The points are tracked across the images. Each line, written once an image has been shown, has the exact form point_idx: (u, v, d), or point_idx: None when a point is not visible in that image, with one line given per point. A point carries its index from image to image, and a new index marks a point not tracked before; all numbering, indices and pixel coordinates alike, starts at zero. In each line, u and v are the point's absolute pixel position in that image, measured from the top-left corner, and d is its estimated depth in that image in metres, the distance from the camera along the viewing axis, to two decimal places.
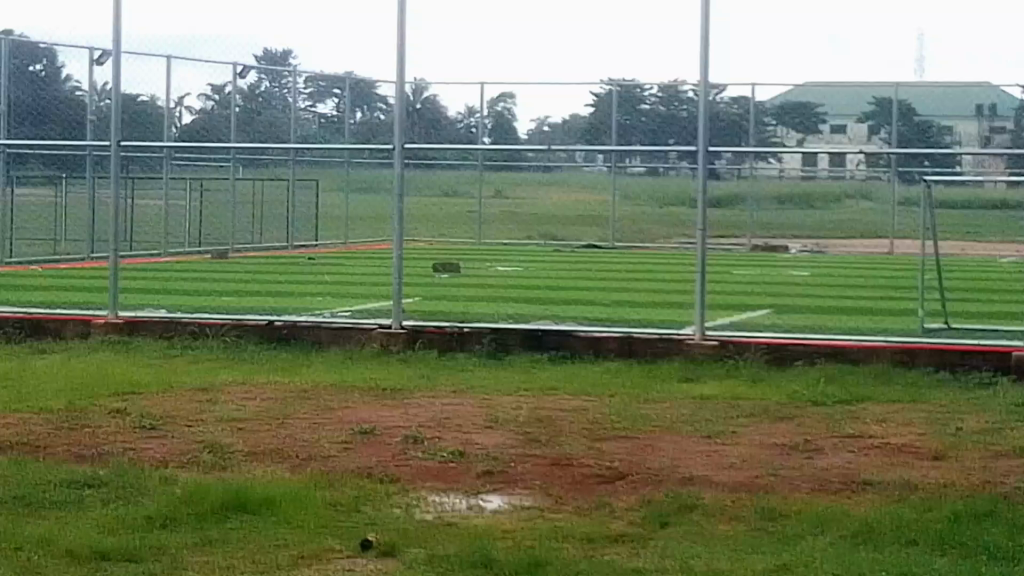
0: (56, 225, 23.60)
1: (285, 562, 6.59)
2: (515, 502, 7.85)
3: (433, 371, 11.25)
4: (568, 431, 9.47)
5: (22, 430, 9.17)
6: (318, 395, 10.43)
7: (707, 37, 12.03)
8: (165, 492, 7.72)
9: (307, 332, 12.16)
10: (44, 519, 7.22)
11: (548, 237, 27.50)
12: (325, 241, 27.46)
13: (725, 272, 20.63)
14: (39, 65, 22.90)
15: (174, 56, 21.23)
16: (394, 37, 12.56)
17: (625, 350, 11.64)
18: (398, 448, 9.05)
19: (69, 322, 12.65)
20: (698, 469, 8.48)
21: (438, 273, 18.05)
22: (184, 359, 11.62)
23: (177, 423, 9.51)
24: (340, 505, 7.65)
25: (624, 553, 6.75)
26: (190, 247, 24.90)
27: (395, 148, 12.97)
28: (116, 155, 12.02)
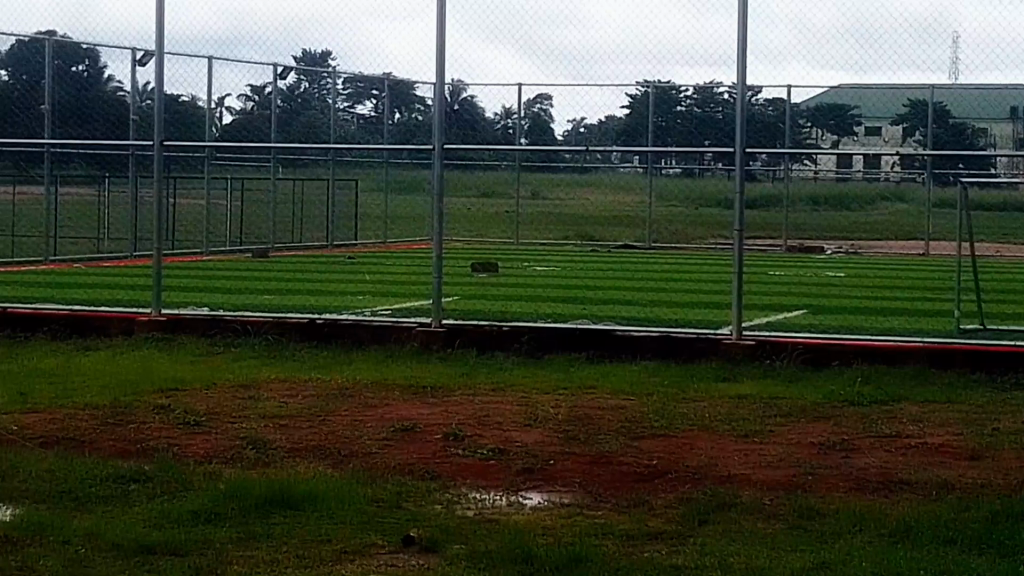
0: (101, 223, 23.81)
1: (328, 556, 6.70)
2: (555, 498, 7.97)
3: (471, 369, 11.36)
4: (607, 429, 9.59)
5: (70, 426, 9.36)
6: (359, 393, 10.54)
7: (746, 38, 12.10)
8: (209, 487, 7.87)
9: (346, 330, 12.27)
10: (92, 512, 7.40)
11: (583, 237, 27.96)
12: (364, 240, 27.75)
13: (762, 271, 20.88)
14: (80, 65, 22.63)
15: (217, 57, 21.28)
16: (435, 36, 12.64)
17: (661, 350, 11.70)
18: (438, 445, 9.17)
19: (114, 319, 12.75)
20: (736, 467, 8.59)
21: (477, 272, 18.22)
22: (226, 356, 11.75)
23: (221, 420, 9.65)
24: (382, 501, 7.76)
25: (663, 548, 6.87)
26: (232, 246, 24.92)
27: (436, 145, 13.02)
28: (160, 153, 12.13)
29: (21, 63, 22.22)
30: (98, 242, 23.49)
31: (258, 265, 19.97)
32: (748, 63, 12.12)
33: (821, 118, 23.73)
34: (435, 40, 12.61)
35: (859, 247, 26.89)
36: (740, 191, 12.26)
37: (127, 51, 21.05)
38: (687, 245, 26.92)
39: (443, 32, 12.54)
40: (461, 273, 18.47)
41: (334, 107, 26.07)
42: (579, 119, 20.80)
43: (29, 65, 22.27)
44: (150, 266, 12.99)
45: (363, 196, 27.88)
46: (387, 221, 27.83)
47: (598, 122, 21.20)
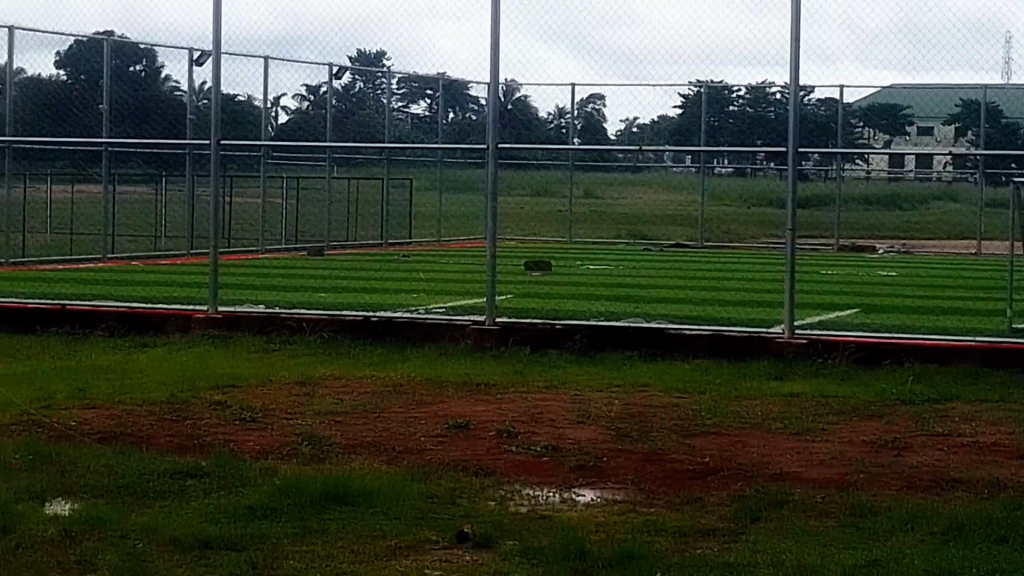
0: (157, 221, 24.06)
1: (383, 552, 6.79)
2: (608, 495, 8.04)
3: (525, 366, 11.44)
4: (659, 426, 9.65)
5: (129, 421, 9.49)
6: (413, 390, 10.63)
7: (798, 39, 12.14)
8: (266, 483, 7.97)
9: (399, 327, 12.36)
10: (151, 507, 7.51)
11: (636, 236, 28.04)
12: (418, 238, 27.91)
13: (814, 271, 20.67)
14: (138, 66, 22.86)
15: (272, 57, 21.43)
16: (488, 36, 12.73)
17: (713, 348, 11.75)
18: (492, 442, 9.25)
19: (171, 317, 12.88)
20: (789, 465, 8.64)
21: (531, 271, 18.30)
22: (281, 353, 11.87)
23: (277, 416, 9.76)
24: (437, 497, 7.84)
25: (715, 546, 6.94)
26: (287, 245, 25.09)
27: (489, 145, 13.11)
28: (216, 151, 12.26)
29: (79, 61, 22.16)
30: (156, 240, 23.71)
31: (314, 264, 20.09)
32: (799, 63, 12.16)
33: (873, 118, 23.72)
34: (488, 40, 12.69)
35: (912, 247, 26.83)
36: (792, 191, 12.30)
37: (184, 50, 21.22)
38: (739, 245, 26.97)
39: (497, 32, 12.62)
40: (514, 271, 18.57)
41: (389, 107, 26.14)
42: (632, 119, 20.83)
43: (86, 62, 22.22)
44: (207, 265, 13.12)
45: (418, 195, 27.99)
46: (442, 220, 27.96)
47: (650, 123, 21.26)
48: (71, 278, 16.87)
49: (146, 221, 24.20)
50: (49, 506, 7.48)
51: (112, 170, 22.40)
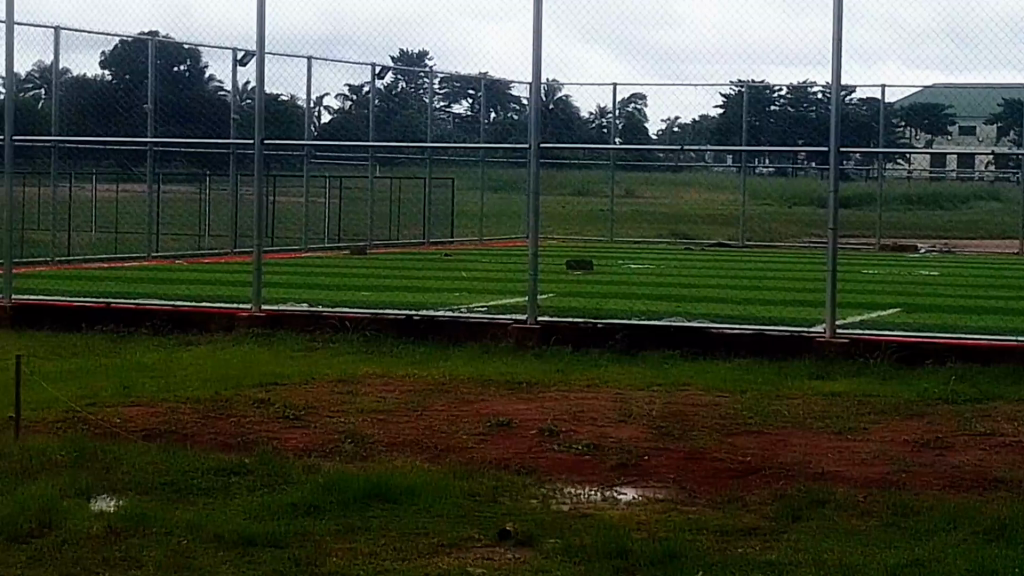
0: (201, 220, 24.19)
1: (425, 549, 6.83)
2: (649, 494, 8.07)
3: (566, 365, 11.48)
4: (701, 425, 9.68)
5: (173, 419, 9.57)
6: (455, 388, 10.68)
7: (840, 39, 12.14)
8: (309, 480, 8.03)
9: (442, 326, 12.41)
10: (195, 504, 7.57)
11: (677, 234, 28.05)
12: (460, 237, 27.97)
13: (856, 271, 20.51)
14: (182, 66, 22.94)
15: (315, 57, 21.48)
16: (531, 36, 12.76)
17: (756, 347, 11.76)
18: (534, 440, 9.28)
19: (214, 315, 12.95)
20: (830, 464, 8.65)
21: (573, 271, 18.31)
22: (324, 351, 11.93)
23: (320, 414, 9.82)
24: (479, 495, 7.89)
25: (757, 545, 6.96)
26: (329, 243, 25.17)
27: (532, 144, 13.14)
28: (259, 151, 12.34)
29: (124, 61, 22.54)
30: (200, 239, 23.82)
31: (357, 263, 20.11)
32: (842, 62, 12.17)
33: (915, 117, 23.66)
34: (530, 40, 12.72)
35: (954, 246, 26.76)
36: (833, 190, 12.30)
37: (229, 50, 21.30)
38: (782, 244, 26.96)
39: (540, 31, 12.65)
40: (556, 270, 18.60)
41: (431, 107, 25.97)
42: (673, 118, 20.83)
43: (131, 61, 22.58)
44: (251, 264, 13.20)
45: (460, 194, 28.04)
46: (484, 219, 28.01)
47: (692, 122, 21.26)
48: (116, 276, 16.98)
49: (192, 220, 24.32)
50: (95, 503, 7.55)
51: (156, 170, 22.54)
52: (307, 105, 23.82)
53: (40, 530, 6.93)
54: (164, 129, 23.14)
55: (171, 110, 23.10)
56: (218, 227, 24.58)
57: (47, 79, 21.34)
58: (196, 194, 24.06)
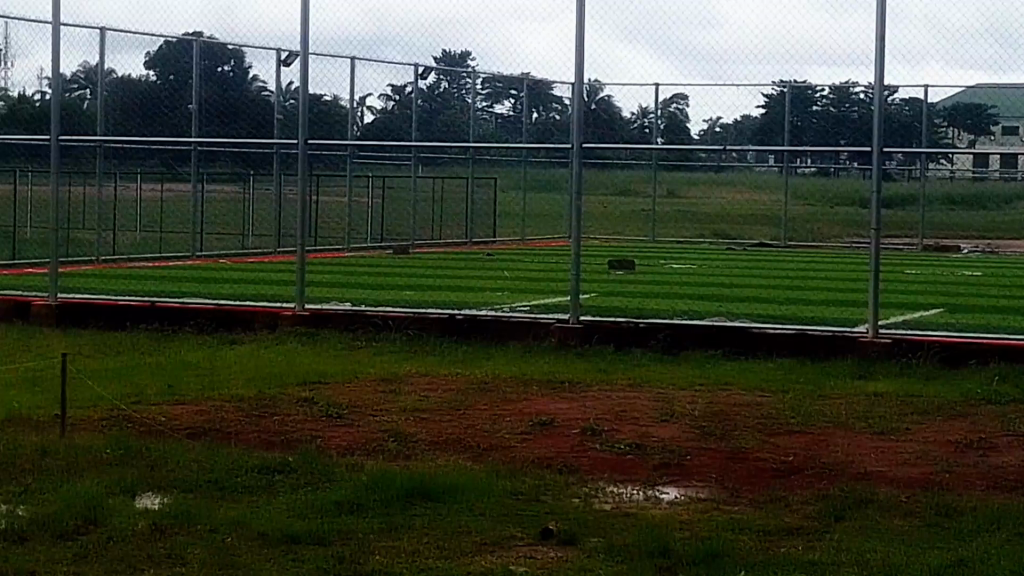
0: (246, 220, 24.26)
1: (469, 548, 6.86)
2: (691, 493, 8.08)
3: (609, 364, 11.50)
4: (742, 425, 9.69)
5: (217, 417, 9.62)
6: (498, 387, 10.71)
7: (884, 40, 12.14)
8: (353, 478, 8.07)
9: (485, 325, 12.45)
10: (238, 502, 7.61)
11: (719, 234, 28.06)
12: (503, 237, 28.02)
13: (898, 271, 20.53)
14: (227, 66, 23.00)
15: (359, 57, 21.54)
16: (574, 36, 12.78)
17: (798, 347, 11.75)
18: (576, 439, 9.31)
19: (258, 314, 13.01)
20: (873, 465, 8.65)
21: (615, 270, 18.32)
22: (367, 350, 11.97)
23: (363, 412, 9.86)
24: (521, 494, 7.91)
25: (799, 544, 6.97)
26: (372, 243, 25.24)
27: (575, 145, 13.17)
28: (303, 151, 12.39)
29: (169, 62, 22.48)
30: (243, 238, 23.93)
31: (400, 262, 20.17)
32: (885, 63, 12.16)
33: (958, 118, 23.62)
34: (572, 40, 12.75)
35: (997, 246, 26.70)
36: (876, 191, 12.29)
37: (272, 50, 21.38)
38: (824, 244, 26.96)
39: (583, 33, 12.67)
40: (599, 270, 18.62)
41: (474, 107, 26.25)
42: (715, 118, 20.83)
43: (175, 63, 22.53)
44: (295, 263, 13.25)
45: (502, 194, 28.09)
46: (526, 219, 28.04)
47: (733, 122, 21.26)
48: (161, 275, 17.07)
49: (236, 220, 24.40)
50: (140, 501, 7.60)
51: (200, 169, 22.61)
52: (350, 105, 23.89)
53: (86, 527, 6.98)
54: (210, 128, 22.95)
55: (217, 110, 23.02)
56: (261, 227, 24.67)
57: (92, 80, 21.69)
58: (239, 193, 24.13)
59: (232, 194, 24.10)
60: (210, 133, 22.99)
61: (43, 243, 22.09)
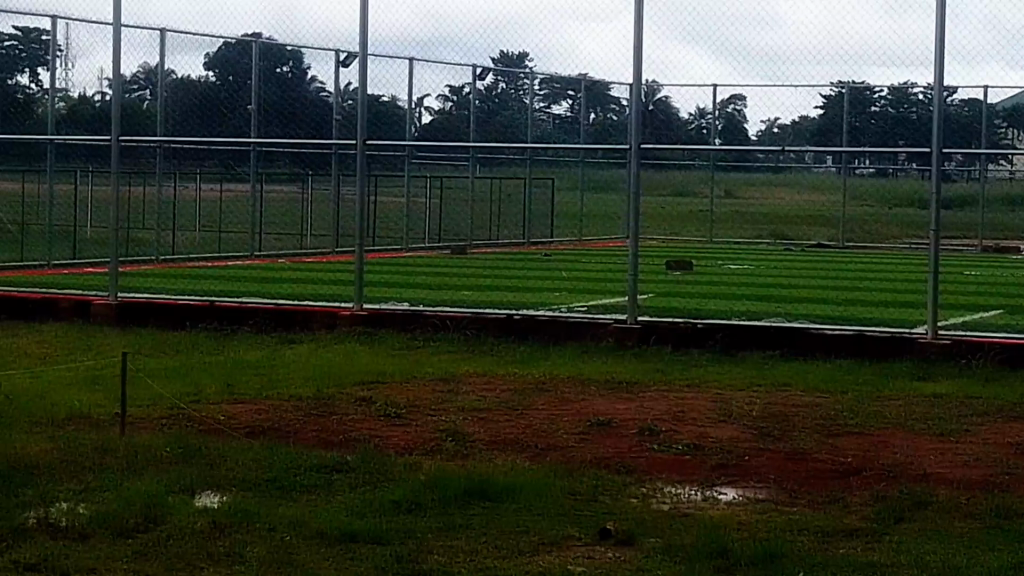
0: (304, 220, 24.37)
1: (527, 548, 6.86)
2: (749, 494, 8.06)
3: (666, 365, 11.49)
4: (801, 426, 9.66)
5: (276, 416, 9.66)
6: (555, 387, 10.71)
7: (943, 41, 12.09)
8: (411, 478, 8.08)
9: (542, 325, 12.45)
10: (296, 501, 7.64)
11: (777, 235, 28.09)
12: (560, 238, 28.09)
13: (957, 271, 20.71)
14: (285, 67, 23.09)
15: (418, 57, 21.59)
16: (632, 38, 12.77)
17: (856, 349, 11.71)
18: (634, 440, 9.30)
19: (317, 313, 13.05)
20: (932, 466, 8.61)
21: (672, 271, 18.31)
22: (424, 350, 12.00)
23: (421, 412, 9.88)
24: (579, 494, 7.92)
25: (858, 546, 6.94)
26: (430, 243, 25.34)
27: (633, 145, 13.16)
28: (361, 151, 12.42)
29: (228, 63, 22.83)
30: (302, 239, 24.05)
31: (461, 262, 20.34)
32: (944, 64, 12.11)
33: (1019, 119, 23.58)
34: (631, 41, 12.74)
35: None
36: (935, 192, 12.24)
37: (330, 52, 21.47)
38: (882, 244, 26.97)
39: (641, 34, 12.67)
40: (656, 270, 18.64)
41: (531, 108, 26.16)
42: (773, 119, 20.84)
43: (234, 66, 22.96)
44: (353, 263, 13.29)
45: (559, 194, 28.14)
46: (584, 219, 28.11)
47: (791, 122, 21.26)
48: (221, 274, 17.16)
49: (295, 219, 24.51)
50: (199, 499, 7.63)
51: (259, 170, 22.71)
52: (408, 105, 23.97)
53: (145, 525, 7.01)
54: (269, 129, 23.10)
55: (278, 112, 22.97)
56: (319, 227, 24.79)
57: (151, 81, 22.10)
58: (297, 193, 24.23)
59: (291, 194, 24.20)
60: (270, 135, 23.11)
61: (102, 242, 22.30)
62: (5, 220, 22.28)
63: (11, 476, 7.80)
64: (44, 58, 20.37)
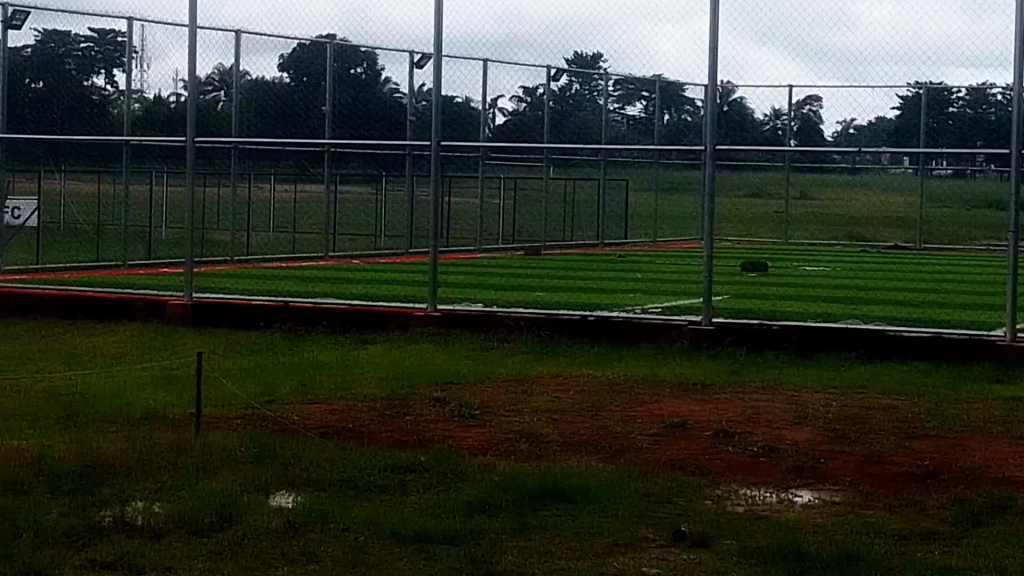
0: (379, 222, 24.42)
1: (601, 549, 6.82)
2: (825, 497, 7.99)
3: (742, 367, 11.42)
4: (878, 429, 9.57)
5: (351, 416, 9.66)
6: (630, 389, 10.67)
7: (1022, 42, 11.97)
8: (484, 479, 8.05)
9: (616, 327, 12.41)
10: (370, 501, 7.63)
11: (852, 236, 27.95)
12: (634, 238, 28.05)
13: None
14: (358, 69, 23.05)
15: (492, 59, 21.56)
16: (708, 38, 12.71)
17: (932, 351, 11.61)
18: (709, 442, 9.24)
19: (391, 314, 13.05)
20: (1012, 470, 8.51)
21: (747, 272, 18.22)
22: (498, 351, 11.98)
23: (495, 413, 9.86)
24: (653, 496, 7.87)
25: (936, 550, 6.86)
26: (504, 243, 25.36)
27: (709, 146, 13.09)
28: (436, 152, 12.41)
29: (302, 65, 22.95)
30: (376, 239, 24.13)
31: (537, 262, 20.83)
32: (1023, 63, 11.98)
33: None
34: (706, 41, 12.68)
35: None
36: (1014, 193, 12.11)
37: (405, 53, 21.50)
38: (958, 246, 26.80)
39: (717, 34, 12.59)
40: (731, 271, 18.57)
41: (607, 109, 26.20)
42: (849, 120, 20.72)
43: (308, 66, 23.00)
44: (427, 265, 13.29)
45: (633, 195, 28.08)
46: (659, 220, 28.04)
47: (868, 124, 21.13)
48: (297, 275, 17.24)
49: (370, 220, 24.58)
50: (273, 498, 7.64)
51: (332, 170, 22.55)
52: (482, 107, 23.97)
53: (220, 524, 7.01)
54: (343, 130, 23.13)
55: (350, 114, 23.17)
56: (394, 227, 24.85)
57: (226, 82, 22.20)
58: (372, 195, 24.29)
59: (365, 195, 24.27)
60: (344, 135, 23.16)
61: (176, 243, 22.46)
62: (80, 220, 22.48)
63: (88, 476, 7.82)
64: (120, 59, 20.57)
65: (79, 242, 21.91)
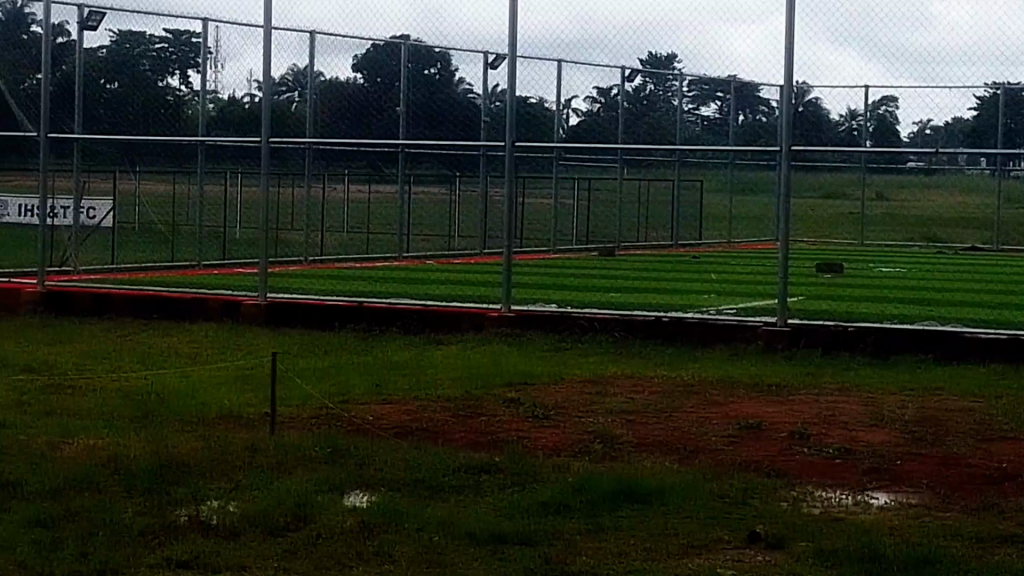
0: (452, 222, 24.43)
1: (676, 550, 6.78)
2: (901, 499, 7.92)
3: (816, 368, 11.35)
4: (955, 430, 9.49)
5: (425, 416, 9.66)
6: (704, 390, 10.62)
7: None
8: (558, 479, 8.03)
9: (691, 328, 12.36)
10: (444, 501, 7.62)
11: (928, 237, 27.81)
12: (709, 239, 27.99)
13: None
14: (432, 69, 22.98)
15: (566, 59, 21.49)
16: (784, 37, 12.63)
17: (1008, 353, 11.50)
18: (785, 443, 9.19)
19: (465, 314, 13.05)
20: None
21: (822, 273, 18.13)
22: (572, 352, 11.95)
23: (569, 413, 9.83)
24: (728, 497, 7.82)
25: (1015, 553, 6.78)
26: (577, 244, 25.35)
27: (784, 145, 13.02)
28: (511, 152, 12.39)
29: (374, 66, 22.97)
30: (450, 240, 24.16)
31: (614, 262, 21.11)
32: None
33: None
34: (782, 40, 12.60)
35: None
36: None
37: (479, 54, 21.51)
38: None
39: (793, 34, 12.52)
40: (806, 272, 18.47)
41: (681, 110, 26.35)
42: (925, 121, 20.62)
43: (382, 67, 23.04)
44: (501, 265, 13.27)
45: (707, 196, 27.99)
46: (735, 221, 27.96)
47: (945, 125, 21.01)
48: (372, 275, 17.29)
49: (443, 220, 24.61)
50: (347, 498, 7.64)
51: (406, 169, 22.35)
52: (557, 109, 23.94)
53: (295, 524, 7.02)
54: (415, 131, 22.83)
55: (424, 112, 22.84)
56: (468, 228, 24.87)
57: (301, 82, 22.19)
58: (445, 195, 24.31)
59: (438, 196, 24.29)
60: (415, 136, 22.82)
61: (252, 243, 22.58)
62: (157, 219, 22.60)
63: (163, 475, 7.85)
64: (195, 59, 20.72)
65: (157, 243, 22.02)
